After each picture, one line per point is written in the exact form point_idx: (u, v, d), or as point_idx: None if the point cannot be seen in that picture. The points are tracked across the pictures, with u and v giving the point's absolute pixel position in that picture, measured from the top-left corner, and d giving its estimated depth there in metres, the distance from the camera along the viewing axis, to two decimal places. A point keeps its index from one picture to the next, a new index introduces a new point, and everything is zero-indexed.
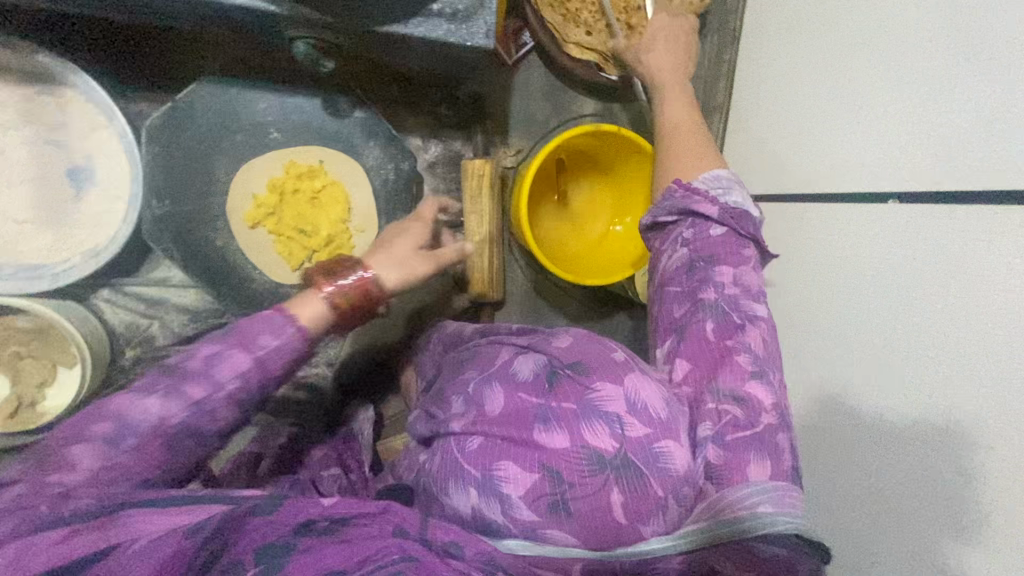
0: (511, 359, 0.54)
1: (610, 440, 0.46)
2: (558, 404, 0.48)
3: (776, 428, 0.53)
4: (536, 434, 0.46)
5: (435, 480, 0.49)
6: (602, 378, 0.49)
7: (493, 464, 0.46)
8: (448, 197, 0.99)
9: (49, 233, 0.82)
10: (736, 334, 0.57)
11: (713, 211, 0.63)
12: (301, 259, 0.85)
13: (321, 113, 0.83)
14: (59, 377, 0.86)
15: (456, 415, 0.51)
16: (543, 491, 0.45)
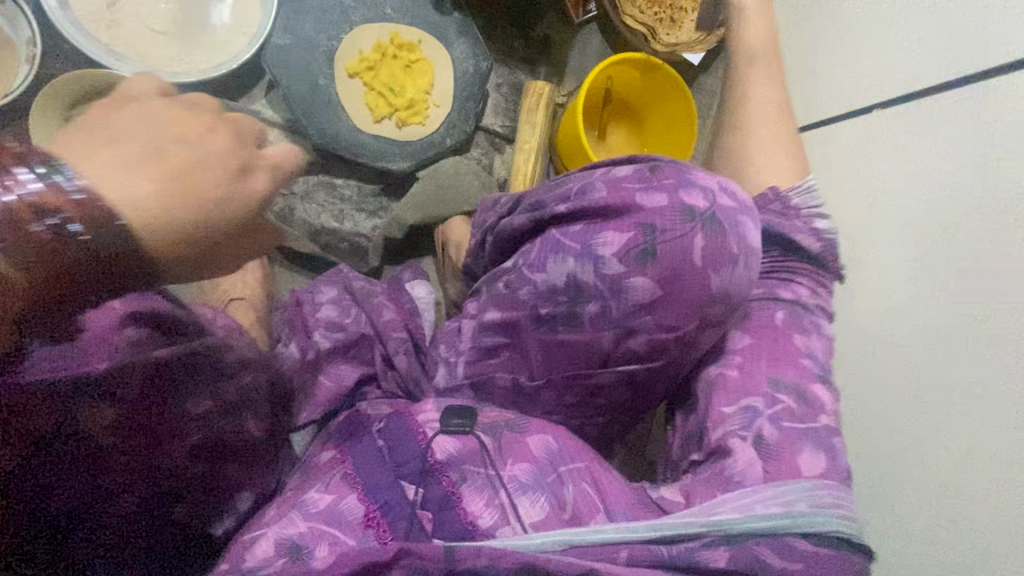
0: (611, 163, 0.65)
1: (702, 200, 0.58)
2: (661, 182, 0.59)
3: (834, 431, 0.63)
4: (640, 197, 0.58)
5: (538, 258, 0.61)
6: (700, 169, 0.61)
7: (597, 232, 0.59)
8: (506, 113, 1.16)
9: (176, 47, 0.95)
10: (813, 368, 0.66)
11: (812, 244, 0.73)
12: (384, 113, 0.98)
13: (428, 5, 1.01)
14: None
15: (556, 204, 0.62)
16: (636, 243, 0.57)
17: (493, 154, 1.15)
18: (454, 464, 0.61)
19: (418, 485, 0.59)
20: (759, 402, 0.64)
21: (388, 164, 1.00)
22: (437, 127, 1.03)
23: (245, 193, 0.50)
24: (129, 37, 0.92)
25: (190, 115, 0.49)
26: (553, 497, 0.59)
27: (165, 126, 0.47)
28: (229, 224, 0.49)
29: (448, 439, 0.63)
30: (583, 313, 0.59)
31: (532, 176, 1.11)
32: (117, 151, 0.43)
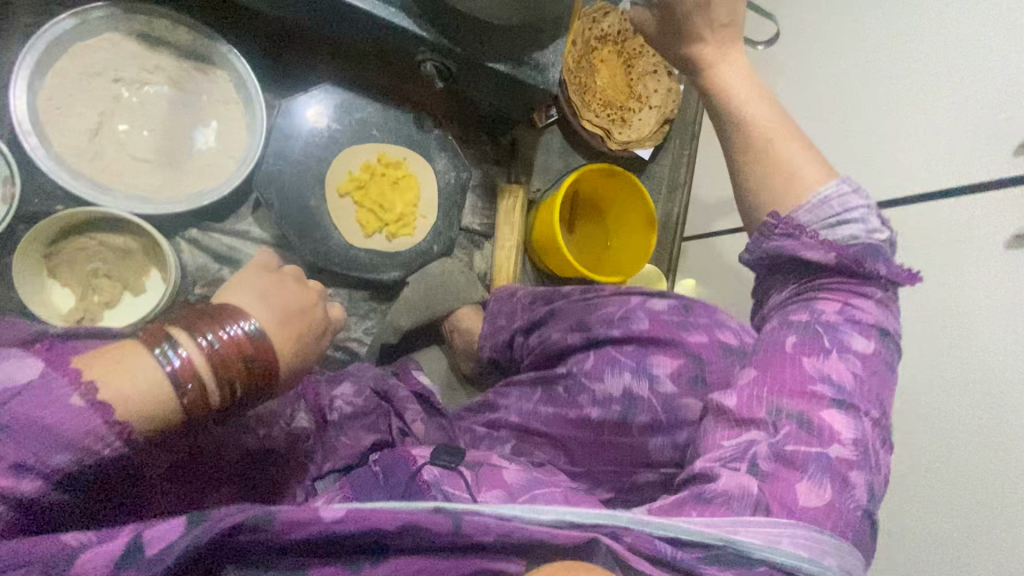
0: (645, 302, 0.91)
1: (732, 336, 0.84)
2: (694, 322, 0.86)
3: (847, 462, 0.62)
4: (685, 334, 0.84)
5: (597, 374, 0.84)
6: (721, 313, 0.88)
7: (653, 360, 0.82)
8: (484, 213, 1.24)
9: (162, 175, 0.95)
10: (829, 396, 0.65)
11: (825, 256, 0.72)
12: (375, 228, 1.04)
13: (410, 125, 1.08)
14: (123, 300, 0.93)
15: (612, 329, 0.88)
16: (687, 369, 0.81)
17: (473, 251, 1.24)
18: (438, 484, 0.74)
19: (407, 499, 0.71)
20: (759, 435, 0.63)
21: (380, 275, 1.05)
22: (425, 237, 1.09)
23: (317, 315, 0.74)
24: (113, 168, 0.92)
25: (287, 280, 0.73)
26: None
27: (280, 298, 0.68)
28: (315, 346, 0.73)
29: (434, 466, 0.77)
30: (636, 422, 0.80)
31: (513, 273, 1.21)
32: (261, 315, 0.64)
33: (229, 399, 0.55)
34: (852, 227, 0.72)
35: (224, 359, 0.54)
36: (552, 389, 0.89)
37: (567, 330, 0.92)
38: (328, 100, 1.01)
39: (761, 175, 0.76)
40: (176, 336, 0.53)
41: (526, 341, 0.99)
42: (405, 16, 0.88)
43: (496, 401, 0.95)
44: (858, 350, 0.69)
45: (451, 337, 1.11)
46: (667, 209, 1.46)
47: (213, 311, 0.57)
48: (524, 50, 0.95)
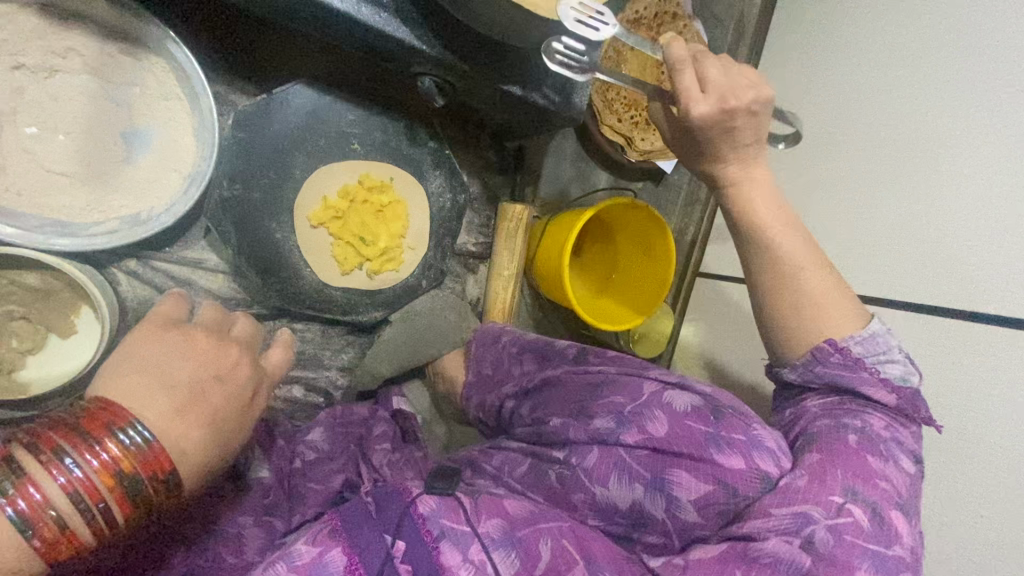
0: (660, 390, 0.66)
1: (774, 467, 0.59)
2: (728, 433, 0.60)
3: (906, 565, 0.52)
4: (715, 456, 0.59)
5: (591, 475, 0.63)
6: (759, 421, 0.62)
7: (669, 475, 0.59)
8: (481, 231, 1.09)
9: (84, 192, 0.76)
10: (892, 494, 0.55)
11: (886, 397, 0.62)
12: (354, 264, 0.89)
13: (401, 136, 0.89)
14: (47, 344, 0.78)
15: (621, 431, 0.64)
16: (715, 501, 0.58)
17: (466, 276, 1.10)
18: (436, 517, 0.56)
19: (400, 537, 0.54)
20: (817, 510, 0.53)
21: (358, 316, 0.91)
22: (413, 270, 0.94)
23: (243, 388, 0.54)
24: (20, 184, 0.73)
25: (201, 339, 0.54)
26: (529, 551, 0.55)
27: (173, 363, 0.51)
28: (241, 430, 0.54)
29: (432, 496, 0.58)
30: (640, 540, 0.61)
31: (509, 305, 1.04)
32: (149, 409, 0.47)
33: (103, 532, 0.44)
34: (898, 366, 0.64)
35: (91, 489, 0.42)
36: (540, 472, 0.67)
37: (568, 420, 0.68)
38: (298, 105, 0.81)
39: (781, 307, 0.66)
40: (22, 459, 0.41)
41: (517, 410, 0.78)
42: (403, 24, 0.70)
43: (476, 463, 0.74)
44: (906, 471, 0.59)
45: (434, 378, 1.01)
46: (680, 225, 1.28)
47: (80, 413, 0.45)
48: (548, 70, 0.78)
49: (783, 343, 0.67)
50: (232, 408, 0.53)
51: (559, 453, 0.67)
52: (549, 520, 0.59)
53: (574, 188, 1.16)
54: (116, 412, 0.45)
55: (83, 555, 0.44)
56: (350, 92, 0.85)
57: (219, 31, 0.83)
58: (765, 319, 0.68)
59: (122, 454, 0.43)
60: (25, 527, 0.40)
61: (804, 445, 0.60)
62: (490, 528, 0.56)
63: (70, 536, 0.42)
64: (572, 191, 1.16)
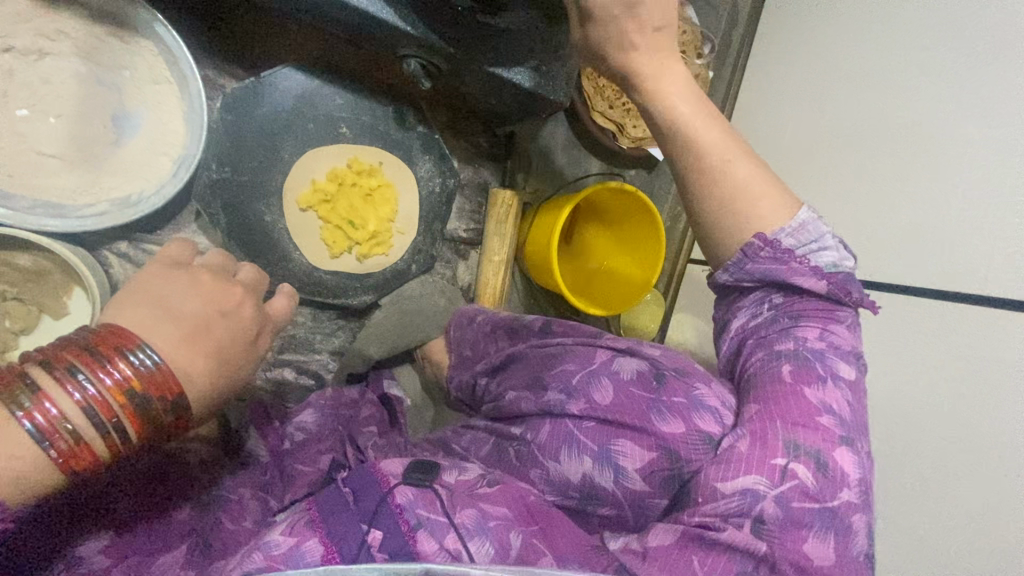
0: (610, 359, 0.69)
1: (715, 426, 0.61)
2: (669, 398, 0.63)
3: (852, 507, 0.54)
4: (656, 422, 0.61)
5: (542, 449, 0.64)
6: (699, 380, 0.65)
7: (614, 444, 0.61)
8: (472, 217, 1.09)
9: (74, 173, 0.77)
10: (834, 430, 0.56)
11: (815, 285, 0.62)
12: (343, 247, 0.89)
13: (390, 121, 0.90)
14: (41, 324, 0.79)
15: (569, 400, 0.66)
16: (659, 466, 0.60)
17: (456, 262, 1.10)
18: (413, 507, 0.57)
19: (375, 526, 0.55)
20: (761, 481, 0.53)
21: (346, 301, 0.92)
22: (401, 255, 0.95)
23: (246, 325, 0.56)
24: (12, 166, 0.74)
25: (208, 278, 0.55)
26: (500, 538, 0.55)
27: (177, 296, 0.52)
28: (246, 366, 0.56)
29: (409, 487, 0.59)
30: (594, 514, 0.61)
31: (498, 290, 1.05)
32: (159, 335, 0.48)
33: (118, 448, 0.45)
34: (830, 253, 0.64)
35: (104, 406, 0.44)
36: (502, 450, 0.69)
37: (523, 392, 0.71)
38: (287, 89, 0.82)
39: (713, 207, 0.65)
40: (36, 376, 0.42)
41: (488, 386, 0.80)
42: (387, 4, 0.71)
43: (448, 445, 0.75)
44: (846, 378, 0.60)
45: (423, 362, 1.01)
46: (672, 213, 1.28)
47: (90, 336, 0.46)
48: (534, 53, 0.78)
49: (723, 271, 0.66)
50: (236, 344, 0.54)
51: (522, 431, 0.68)
52: (505, 500, 0.59)
53: (566, 176, 1.16)
54: (126, 335, 0.46)
55: (98, 470, 0.46)
56: (339, 77, 0.86)
57: (209, 15, 0.84)
58: (715, 275, 0.68)
59: (135, 373, 0.45)
60: (42, 438, 0.41)
61: (747, 392, 0.62)
62: (461, 518, 0.56)
63: (85, 450, 0.43)
64: (563, 178, 1.17)
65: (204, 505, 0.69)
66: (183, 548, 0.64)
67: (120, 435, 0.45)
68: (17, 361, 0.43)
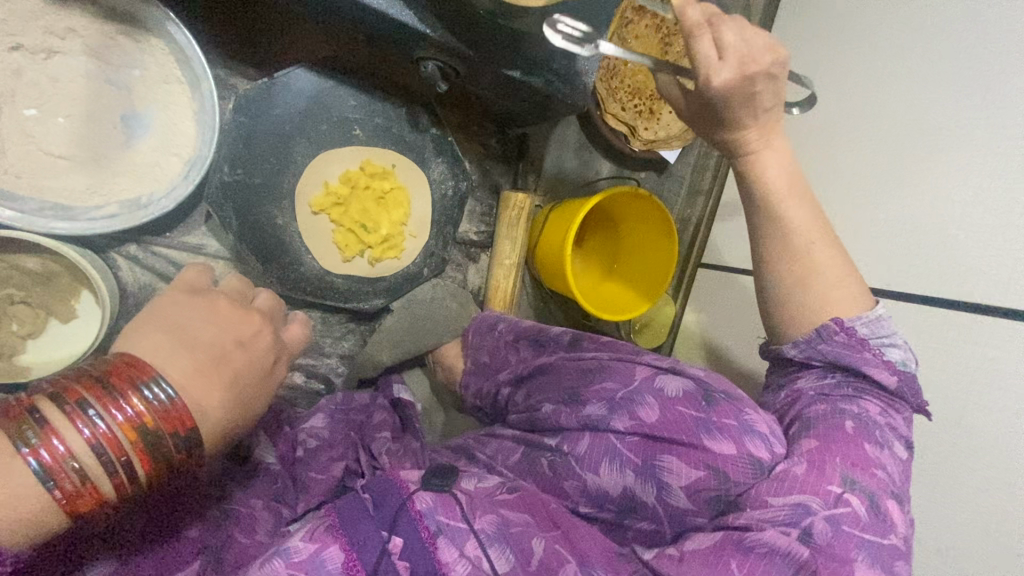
0: (653, 375, 0.66)
1: (764, 452, 0.59)
2: (719, 419, 0.60)
3: (897, 552, 0.53)
4: (705, 441, 0.59)
5: (584, 464, 0.63)
6: (751, 405, 0.62)
7: (661, 461, 0.59)
8: (483, 220, 1.08)
9: (84, 175, 0.76)
10: (887, 483, 0.56)
11: (887, 379, 0.62)
12: (355, 251, 0.88)
13: (403, 123, 0.89)
14: (48, 329, 0.77)
15: (613, 417, 0.64)
16: (705, 486, 0.58)
17: (467, 265, 1.09)
18: (432, 514, 0.56)
19: (395, 533, 0.54)
20: (814, 500, 0.53)
21: (358, 305, 0.91)
22: (414, 258, 0.94)
23: (264, 356, 0.55)
24: (20, 167, 0.73)
25: (224, 305, 0.55)
26: (522, 548, 0.55)
27: (195, 325, 0.51)
28: (260, 396, 0.54)
29: (428, 493, 0.58)
30: (631, 528, 0.61)
31: (510, 294, 1.04)
32: (174, 365, 0.47)
33: (125, 488, 0.44)
34: (900, 351, 0.64)
35: (113, 443, 0.43)
36: (534, 459, 0.67)
37: (560, 406, 0.69)
38: (299, 89, 0.80)
39: (781, 262, 0.65)
40: (45, 409, 0.42)
41: (512, 397, 0.79)
42: (407, 6, 0.69)
43: (471, 452, 0.74)
44: (898, 456, 0.59)
45: (435, 366, 1.00)
46: (682, 216, 1.27)
47: (103, 367, 0.45)
48: (553, 54, 0.77)
49: (792, 348, 0.66)
50: (252, 378, 0.53)
51: (558, 442, 0.66)
52: (526, 506, 0.60)
53: (576, 179, 1.15)
54: (139, 365, 0.45)
55: (104, 510, 0.45)
56: (352, 77, 0.84)
57: (220, 14, 0.82)
58: (782, 348, 0.67)
59: (143, 413, 0.44)
60: (47, 478, 0.41)
61: (800, 431, 0.61)
62: (482, 527, 0.56)
63: (89, 493, 0.42)
64: (573, 181, 1.16)
65: (218, 519, 0.69)
66: (197, 564, 0.63)
67: (125, 476, 0.44)
68: (29, 395, 0.43)
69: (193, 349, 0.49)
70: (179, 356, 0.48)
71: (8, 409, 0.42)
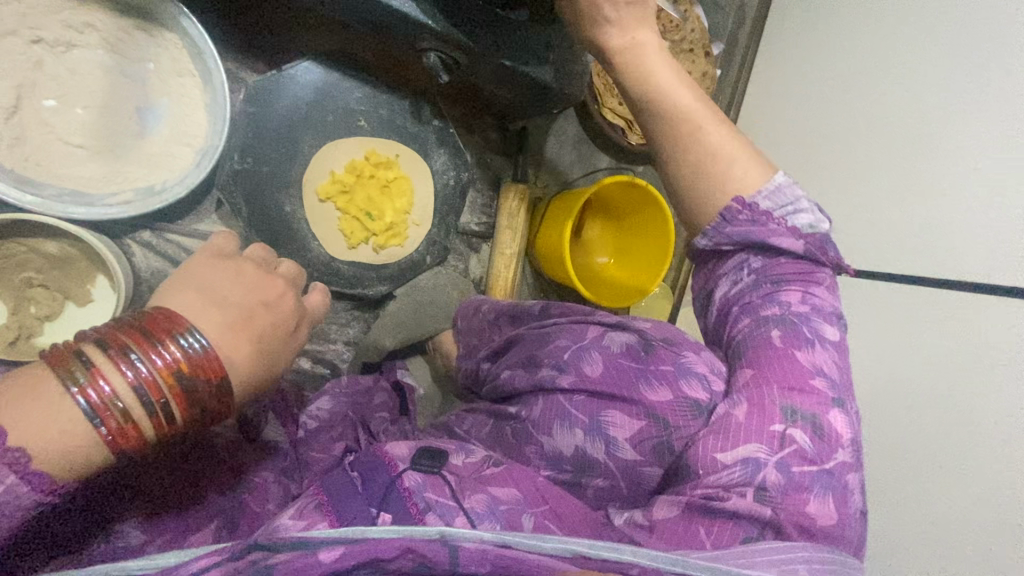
0: (600, 335, 0.71)
1: (702, 393, 0.63)
2: (658, 368, 0.65)
3: (847, 466, 0.57)
4: (645, 392, 0.63)
5: (540, 426, 0.65)
6: (690, 348, 0.67)
7: (603, 416, 0.63)
8: (484, 211, 1.11)
9: (100, 163, 0.79)
10: (825, 389, 0.59)
11: (792, 244, 0.63)
12: (360, 239, 0.91)
13: (406, 115, 0.92)
14: (65, 311, 0.80)
15: (561, 375, 0.67)
16: (647, 435, 0.62)
17: (468, 255, 1.12)
18: (420, 491, 0.59)
19: (384, 509, 0.57)
20: (761, 450, 0.55)
21: (363, 290, 0.94)
22: (416, 246, 0.97)
23: (288, 319, 0.56)
24: (39, 154, 0.76)
25: (251, 269, 0.56)
26: (512, 521, 0.57)
27: (225, 286, 0.53)
28: (286, 353, 0.56)
29: (417, 473, 0.61)
30: (589, 486, 0.63)
31: (510, 282, 1.07)
32: (205, 320, 0.49)
33: (162, 432, 0.46)
34: (808, 215, 0.64)
35: (152, 386, 0.44)
36: (500, 429, 0.70)
37: (517, 370, 0.73)
38: (306, 81, 0.84)
39: (690, 158, 0.65)
40: (91, 354, 0.43)
41: (490, 370, 0.81)
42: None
43: (449, 429, 0.77)
44: (830, 340, 0.62)
45: (436, 352, 1.03)
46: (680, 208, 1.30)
47: (142, 318, 0.46)
48: (549, 46, 0.80)
49: (703, 237, 0.66)
50: (274, 340, 0.54)
51: (518, 412, 0.69)
52: (514, 482, 0.60)
53: (575, 172, 1.18)
54: (171, 318, 0.47)
55: (142, 454, 0.47)
56: (357, 71, 0.87)
57: (230, 10, 0.85)
58: (696, 241, 0.68)
59: (180, 360, 0.45)
60: (92, 416, 0.43)
61: (737, 358, 0.63)
62: (467, 504, 0.57)
63: (128, 433, 0.44)
64: (572, 174, 1.18)
65: (229, 488, 0.70)
66: (211, 527, 0.65)
67: (163, 419, 0.45)
68: (75, 338, 0.45)
69: (219, 304, 0.50)
70: (205, 312, 0.49)
71: (56, 352, 0.44)
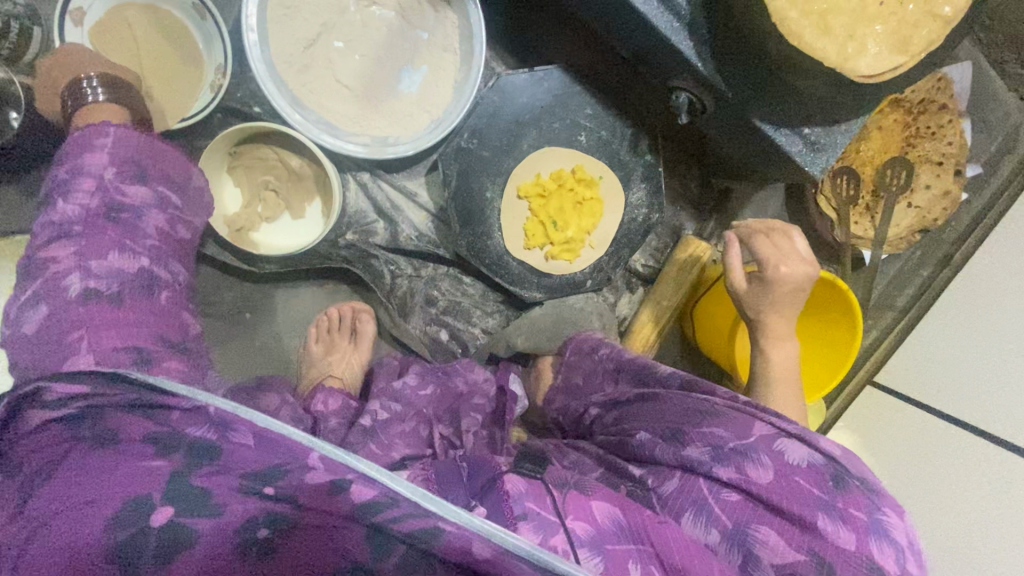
0: (773, 435, 0.56)
1: (893, 565, 0.49)
2: (845, 507, 0.51)
3: None
4: (819, 525, 0.50)
5: (669, 504, 0.55)
6: (892, 505, 0.52)
7: (753, 527, 0.52)
8: (655, 255, 1.08)
9: (358, 106, 0.89)
10: (851, 517, 0.51)
11: None
12: (538, 243, 0.93)
13: (623, 142, 0.92)
14: (281, 217, 0.92)
15: (715, 464, 0.55)
16: (799, 573, 0.49)
17: (622, 292, 1.08)
18: (521, 498, 0.52)
19: (482, 503, 0.52)
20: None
21: (520, 291, 0.94)
22: (585, 267, 0.96)
23: None
24: (315, 84, 0.87)
25: None
26: (618, 564, 0.49)
27: None
28: None
29: (519, 476, 0.55)
30: None
31: (654, 337, 1.02)
32: None
33: None
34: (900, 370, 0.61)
35: None
36: (611, 485, 0.61)
37: (657, 437, 0.61)
38: (549, 84, 0.88)
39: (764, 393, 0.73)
40: None
41: (600, 418, 0.72)
42: (689, 37, 0.71)
43: (549, 459, 0.67)
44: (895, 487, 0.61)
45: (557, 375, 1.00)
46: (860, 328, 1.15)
47: None
48: (808, 120, 0.75)
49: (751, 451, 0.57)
50: None
51: (647, 475, 0.59)
52: (618, 506, 0.53)
53: None
54: (123, 129, 0.59)
55: None
56: (595, 88, 0.90)
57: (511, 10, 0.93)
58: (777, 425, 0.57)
59: None
60: None
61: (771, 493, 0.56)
62: (569, 524, 0.50)
63: None
64: None
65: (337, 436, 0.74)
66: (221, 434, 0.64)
67: None
68: None
69: None
70: None
71: None
